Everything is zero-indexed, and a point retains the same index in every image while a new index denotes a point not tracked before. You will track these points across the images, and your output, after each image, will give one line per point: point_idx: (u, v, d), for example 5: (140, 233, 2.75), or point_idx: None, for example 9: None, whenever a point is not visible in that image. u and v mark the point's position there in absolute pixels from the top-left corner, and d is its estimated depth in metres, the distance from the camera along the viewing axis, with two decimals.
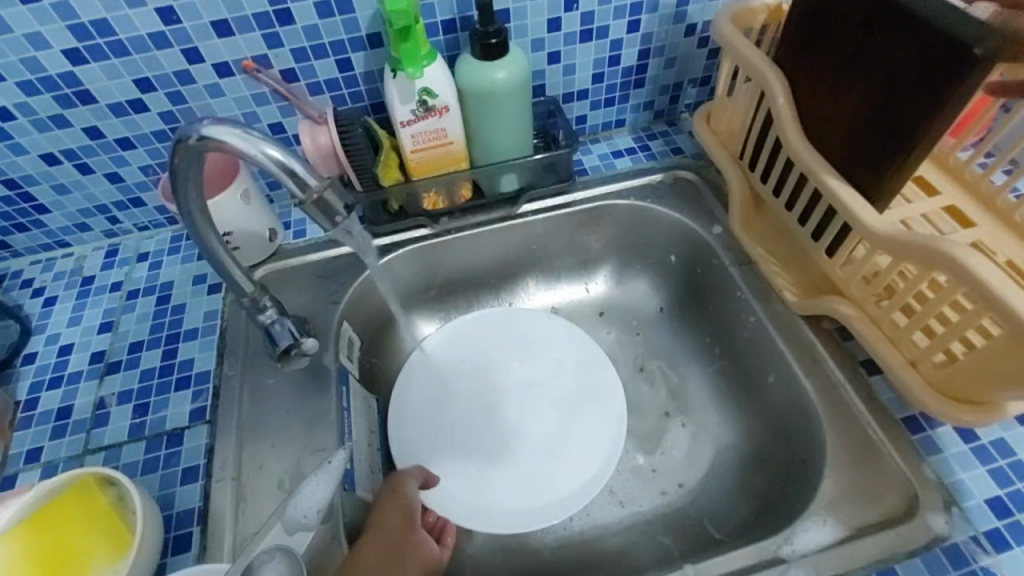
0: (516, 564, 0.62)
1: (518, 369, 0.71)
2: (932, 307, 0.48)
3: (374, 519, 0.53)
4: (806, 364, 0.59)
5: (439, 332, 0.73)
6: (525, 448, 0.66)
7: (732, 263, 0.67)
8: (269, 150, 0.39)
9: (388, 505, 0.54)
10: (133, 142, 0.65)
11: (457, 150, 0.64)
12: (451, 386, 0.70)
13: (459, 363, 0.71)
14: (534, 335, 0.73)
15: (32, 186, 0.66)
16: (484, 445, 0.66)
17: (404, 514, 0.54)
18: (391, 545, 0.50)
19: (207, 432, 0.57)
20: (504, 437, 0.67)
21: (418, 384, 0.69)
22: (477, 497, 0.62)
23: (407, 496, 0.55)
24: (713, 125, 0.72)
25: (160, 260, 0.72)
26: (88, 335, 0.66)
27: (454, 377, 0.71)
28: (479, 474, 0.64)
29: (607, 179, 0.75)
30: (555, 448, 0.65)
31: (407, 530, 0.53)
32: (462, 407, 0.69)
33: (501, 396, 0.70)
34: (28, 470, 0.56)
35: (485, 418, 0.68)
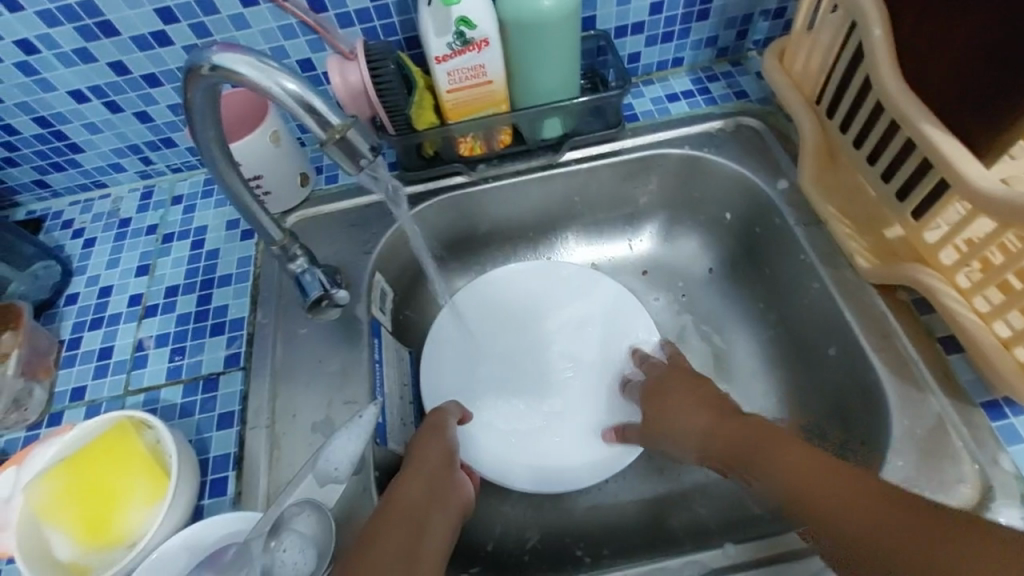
0: (548, 525, 0.60)
1: (555, 328, 0.68)
2: None
3: (412, 456, 0.52)
4: (875, 338, 0.53)
5: (473, 285, 0.69)
6: (562, 410, 0.64)
7: (798, 222, 0.61)
8: (285, 82, 0.35)
9: (424, 444, 0.53)
10: (159, 79, 0.62)
11: (496, 91, 0.59)
12: (486, 340, 0.67)
13: (497, 316, 0.69)
14: (574, 293, 0.69)
15: (64, 124, 0.65)
16: (518, 403, 0.64)
17: (445, 453, 0.53)
18: (433, 479, 0.50)
19: (242, 379, 0.57)
20: (539, 397, 0.64)
21: (450, 336, 0.67)
22: (511, 455, 0.61)
23: (446, 435, 0.55)
24: (785, 64, 0.63)
25: (194, 204, 0.70)
26: (126, 277, 0.66)
27: (489, 332, 0.68)
28: (513, 434, 0.62)
29: (660, 126, 0.68)
30: (592, 411, 0.63)
31: (445, 466, 0.52)
32: (496, 363, 0.66)
33: (538, 354, 0.67)
34: (73, 408, 0.58)
35: (518, 377, 0.66)
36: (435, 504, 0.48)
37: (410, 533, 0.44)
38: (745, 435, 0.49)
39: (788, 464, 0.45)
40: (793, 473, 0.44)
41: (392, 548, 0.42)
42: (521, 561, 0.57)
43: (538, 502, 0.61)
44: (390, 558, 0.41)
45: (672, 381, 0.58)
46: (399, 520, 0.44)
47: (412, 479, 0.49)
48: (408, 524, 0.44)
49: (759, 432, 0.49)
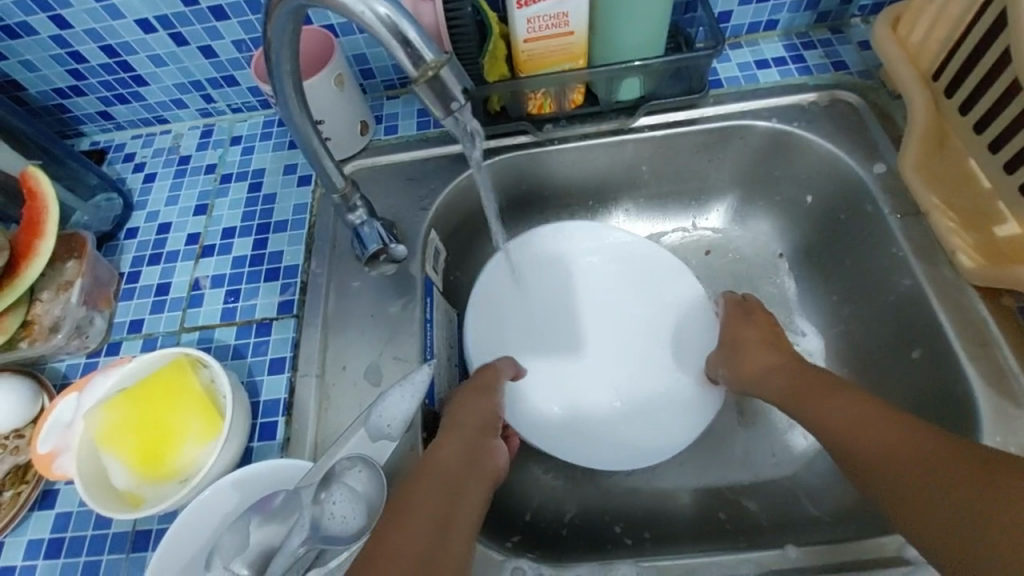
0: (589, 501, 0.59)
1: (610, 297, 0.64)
2: None
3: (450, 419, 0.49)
4: (971, 344, 0.49)
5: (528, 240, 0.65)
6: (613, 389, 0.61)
7: (892, 211, 0.56)
8: (377, 5, 0.31)
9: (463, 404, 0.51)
10: (226, 12, 0.60)
11: (575, 44, 0.55)
12: (536, 303, 0.64)
13: (545, 279, 0.65)
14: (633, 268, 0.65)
15: (131, 55, 0.64)
16: (567, 374, 0.61)
17: (484, 409, 0.50)
18: (471, 442, 0.47)
19: (295, 326, 0.57)
20: (588, 372, 0.61)
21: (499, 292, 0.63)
22: (557, 428, 0.58)
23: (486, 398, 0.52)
24: (900, 33, 0.56)
25: (253, 145, 0.69)
26: (184, 216, 0.66)
27: (538, 295, 0.64)
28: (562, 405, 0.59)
29: (746, 95, 0.62)
30: (644, 387, 0.61)
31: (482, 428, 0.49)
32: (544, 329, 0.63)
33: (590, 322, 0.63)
34: (131, 340, 0.59)
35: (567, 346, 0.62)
36: (474, 468, 0.44)
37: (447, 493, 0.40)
38: (807, 385, 0.50)
39: (843, 413, 0.45)
40: (843, 425, 0.44)
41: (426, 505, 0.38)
42: (559, 534, 0.55)
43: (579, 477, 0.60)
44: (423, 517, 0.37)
45: (745, 330, 0.58)
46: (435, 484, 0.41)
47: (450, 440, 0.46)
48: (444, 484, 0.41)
49: (827, 384, 0.49)
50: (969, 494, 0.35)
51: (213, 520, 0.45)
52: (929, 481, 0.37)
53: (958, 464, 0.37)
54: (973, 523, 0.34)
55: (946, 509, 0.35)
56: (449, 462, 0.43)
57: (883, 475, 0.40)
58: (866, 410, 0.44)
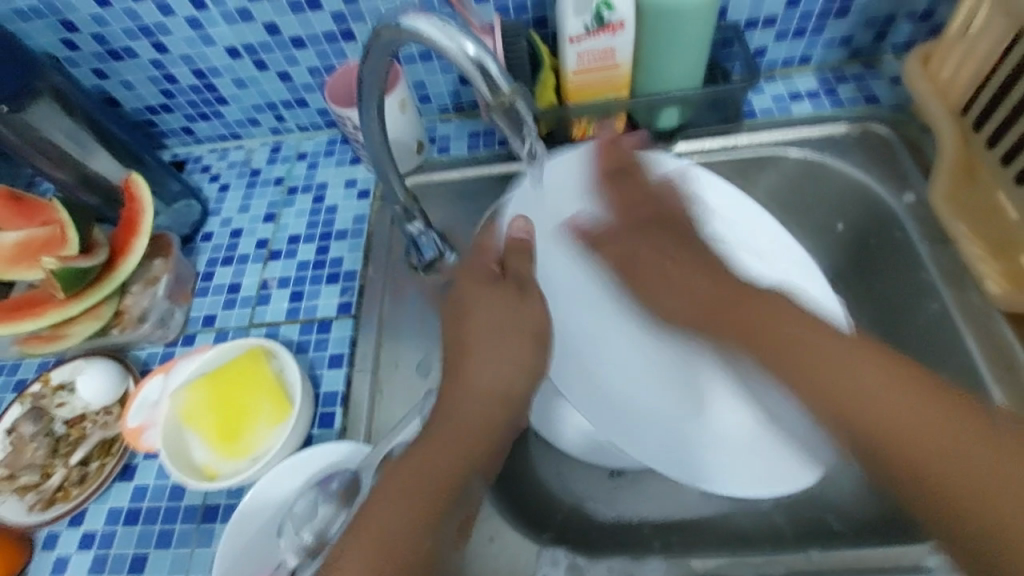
0: (625, 504, 0.59)
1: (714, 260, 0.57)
2: None
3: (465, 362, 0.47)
4: (998, 367, 0.51)
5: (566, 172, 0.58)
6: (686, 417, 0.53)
7: (921, 238, 0.58)
8: (465, 46, 0.37)
9: (480, 330, 0.47)
10: (305, 42, 0.67)
11: (620, 76, 0.60)
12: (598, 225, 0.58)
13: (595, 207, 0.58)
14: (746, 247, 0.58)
15: (216, 78, 0.71)
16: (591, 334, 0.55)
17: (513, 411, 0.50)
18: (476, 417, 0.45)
19: (352, 326, 0.61)
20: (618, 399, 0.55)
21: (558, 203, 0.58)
22: (608, 418, 0.53)
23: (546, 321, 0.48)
24: (931, 70, 0.60)
25: (317, 161, 0.76)
26: (255, 222, 0.72)
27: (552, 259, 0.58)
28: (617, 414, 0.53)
29: (780, 125, 0.66)
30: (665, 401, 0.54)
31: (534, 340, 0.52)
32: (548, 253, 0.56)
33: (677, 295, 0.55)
34: (205, 332, 0.64)
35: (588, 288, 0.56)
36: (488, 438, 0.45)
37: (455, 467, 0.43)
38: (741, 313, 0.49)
39: (812, 346, 0.44)
40: (804, 350, 0.45)
41: (441, 460, 0.43)
42: (592, 529, 0.58)
43: (616, 483, 0.60)
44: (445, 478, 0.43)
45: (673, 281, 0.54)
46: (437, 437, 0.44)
47: (460, 376, 0.47)
48: (475, 422, 0.45)
49: (759, 309, 0.48)
50: (950, 444, 0.39)
51: (280, 489, 0.50)
52: (918, 427, 0.40)
53: (954, 422, 0.40)
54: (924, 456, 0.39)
55: (924, 443, 0.40)
56: (470, 421, 0.45)
57: (866, 413, 0.41)
58: (818, 335, 0.45)
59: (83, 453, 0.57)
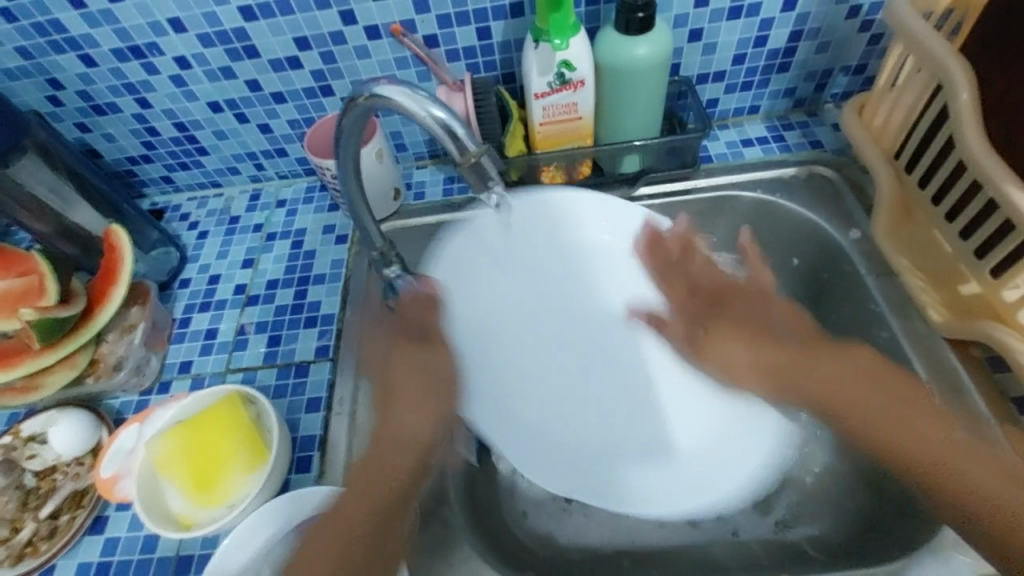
0: (581, 525, 0.62)
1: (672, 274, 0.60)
2: None
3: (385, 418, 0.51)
4: (944, 391, 0.54)
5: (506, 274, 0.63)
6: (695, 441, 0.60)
7: (868, 272, 0.62)
8: (434, 112, 0.40)
9: (409, 391, 0.51)
10: (285, 97, 0.70)
11: (583, 126, 0.64)
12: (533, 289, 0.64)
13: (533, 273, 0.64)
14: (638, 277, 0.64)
15: (198, 130, 0.74)
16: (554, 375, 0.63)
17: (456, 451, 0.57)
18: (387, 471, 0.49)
19: (330, 369, 0.62)
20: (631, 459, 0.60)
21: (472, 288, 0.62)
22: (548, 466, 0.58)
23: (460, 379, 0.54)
24: (865, 119, 0.66)
25: (296, 208, 0.78)
26: (233, 268, 0.73)
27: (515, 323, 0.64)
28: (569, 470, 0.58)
29: (733, 169, 0.71)
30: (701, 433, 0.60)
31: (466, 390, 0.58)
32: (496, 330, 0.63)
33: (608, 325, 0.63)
34: (180, 379, 0.65)
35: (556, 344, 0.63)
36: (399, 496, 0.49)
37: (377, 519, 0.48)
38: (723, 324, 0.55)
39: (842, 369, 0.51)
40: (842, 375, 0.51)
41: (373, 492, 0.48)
42: (566, 557, 0.59)
43: (567, 507, 0.63)
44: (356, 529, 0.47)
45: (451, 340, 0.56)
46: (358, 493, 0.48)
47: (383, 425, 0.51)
48: (392, 468, 0.49)
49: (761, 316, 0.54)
50: (952, 452, 0.47)
51: (245, 555, 0.49)
52: (921, 434, 0.48)
53: (957, 433, 0.48)
54: (943, 465, 0.47)
55: (931, 451, 0.47)
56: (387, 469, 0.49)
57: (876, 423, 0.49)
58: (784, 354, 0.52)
59: (53, 506, 0.56)
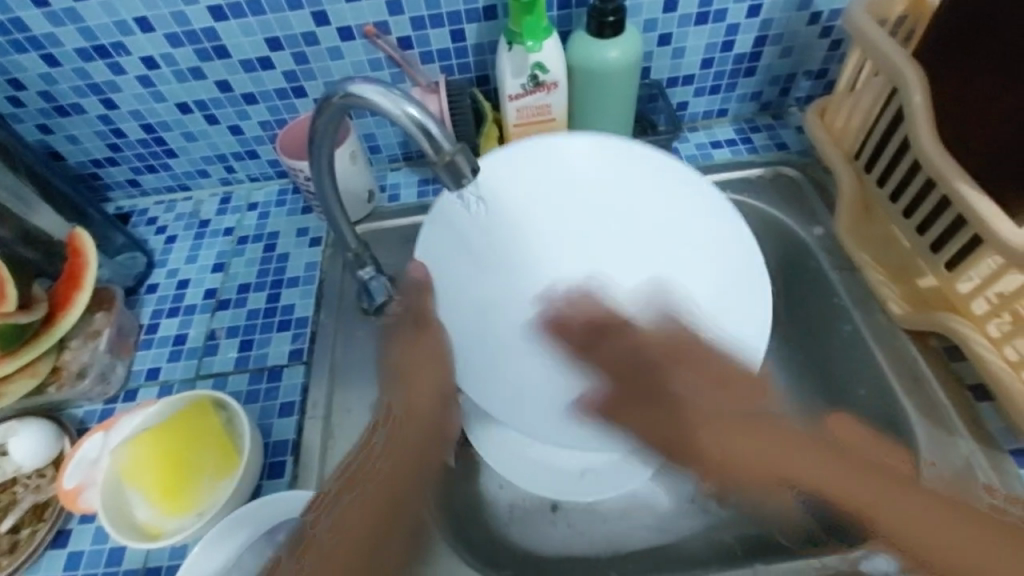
0: (564, 534, 0.61)
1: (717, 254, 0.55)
2: None
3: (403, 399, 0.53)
4: (905, 381, 0.56)
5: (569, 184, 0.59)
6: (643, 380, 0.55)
7: (833, 268, 0.65)
8: (409, 111, 0.40)
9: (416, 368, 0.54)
10: (256, 98, 0.69)
11: (557, 128, 0.65)
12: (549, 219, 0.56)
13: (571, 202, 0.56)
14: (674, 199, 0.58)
15: (166, 132, 0.72)
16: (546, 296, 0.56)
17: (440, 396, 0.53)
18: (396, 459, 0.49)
19: (303, 373, 0.61)
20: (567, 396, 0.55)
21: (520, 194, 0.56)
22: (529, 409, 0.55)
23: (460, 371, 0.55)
24: (826, 121, 0.68)
25: (268, 211, 0.77)
26: (203, 273, 0.72)
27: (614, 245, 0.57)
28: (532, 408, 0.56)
29: (703, 170, 0.73)
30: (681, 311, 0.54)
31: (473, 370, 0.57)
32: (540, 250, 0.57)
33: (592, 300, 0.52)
34: (148, 386, 0.63)
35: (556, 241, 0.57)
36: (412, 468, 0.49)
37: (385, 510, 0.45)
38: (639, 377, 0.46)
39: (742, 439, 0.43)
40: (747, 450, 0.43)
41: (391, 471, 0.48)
42: (540, 558, 0.60)
43: (554, 516, 0.62)
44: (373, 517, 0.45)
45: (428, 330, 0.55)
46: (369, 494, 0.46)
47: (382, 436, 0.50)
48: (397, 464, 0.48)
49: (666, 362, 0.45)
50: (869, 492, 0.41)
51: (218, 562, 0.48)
52: (852, 484, 0.41)
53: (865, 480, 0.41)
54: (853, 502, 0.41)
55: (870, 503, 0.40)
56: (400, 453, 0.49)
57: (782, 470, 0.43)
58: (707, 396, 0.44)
59: (13, 520, 0.54)
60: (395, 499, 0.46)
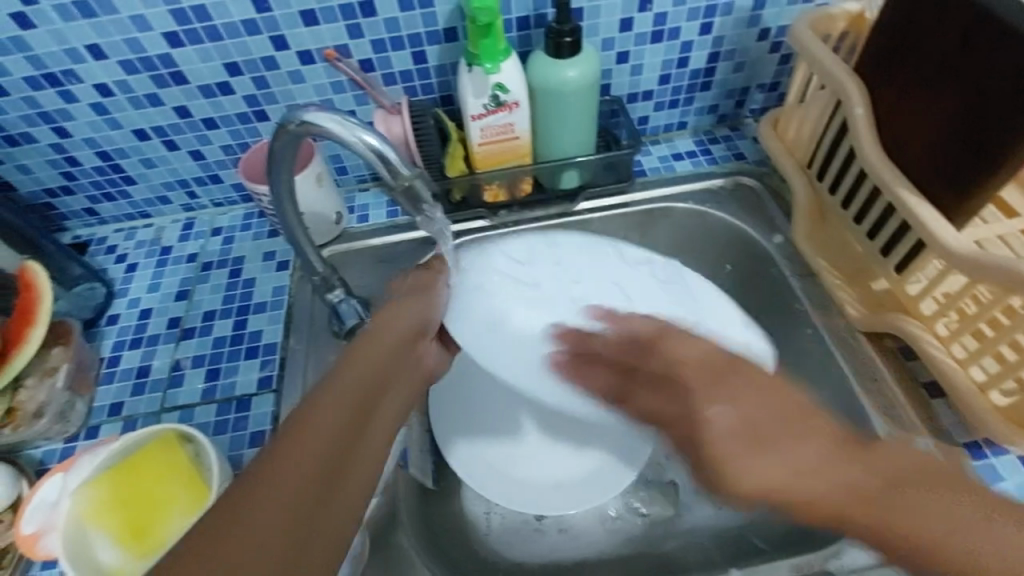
0: (558, 541, 0.62)
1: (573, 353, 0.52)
2: (979, 317, 0.49)
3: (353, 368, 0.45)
4: (864, 381, 0.59)
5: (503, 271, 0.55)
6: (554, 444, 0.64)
7: (793, 274, 0.67)
8: (366, 138, 0.40)
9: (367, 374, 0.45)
10: (217, 123, 0.68)
11: (523, 146, 0.66)
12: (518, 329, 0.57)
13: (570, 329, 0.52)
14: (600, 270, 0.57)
15: (123, 159, 0.71)
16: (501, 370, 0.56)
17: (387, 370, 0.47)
18: (325, 445, 0.39)
19: (273, 401, 0.60)
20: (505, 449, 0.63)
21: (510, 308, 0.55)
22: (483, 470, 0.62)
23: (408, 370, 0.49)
24: (780, 132, 0.71)
25: (233, 236, 0.75)
26: (166, 301, 0.70)
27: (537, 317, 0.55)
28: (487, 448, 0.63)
29: (666, 182, 0.75)
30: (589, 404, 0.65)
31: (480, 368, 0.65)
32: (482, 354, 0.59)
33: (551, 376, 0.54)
34: (111, 422, 0.61)
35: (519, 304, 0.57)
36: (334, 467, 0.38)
37: (341, 415, 0.41)
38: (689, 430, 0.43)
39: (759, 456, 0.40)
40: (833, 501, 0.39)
41: (355, 385, 0.43)
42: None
43: (540, 526, 0.63)
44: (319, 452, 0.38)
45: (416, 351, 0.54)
46: (376, 414, 0.44)
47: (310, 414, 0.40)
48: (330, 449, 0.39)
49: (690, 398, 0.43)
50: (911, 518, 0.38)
51: None
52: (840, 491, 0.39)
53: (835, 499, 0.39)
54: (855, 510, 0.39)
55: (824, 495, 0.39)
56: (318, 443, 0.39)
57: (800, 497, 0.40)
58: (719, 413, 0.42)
59: None
60: (342, 464, 0.39)
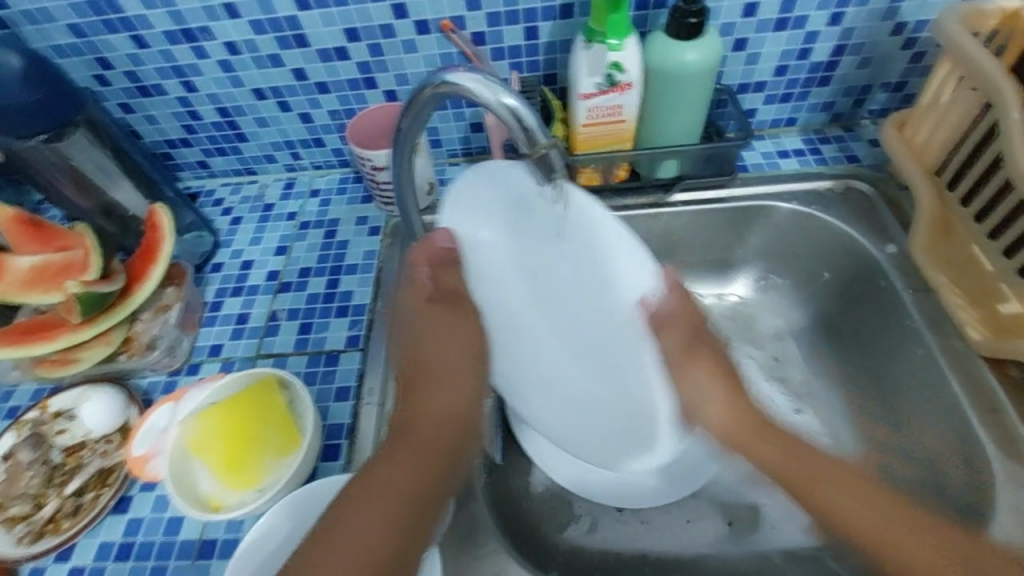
0: (637, 532, 0.61)
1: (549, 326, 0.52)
2: None
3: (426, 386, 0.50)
4: (983, 412, 0.54)
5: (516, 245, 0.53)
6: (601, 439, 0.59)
7: (904, 288, 0.63)
8: (507, 100, 0.40)
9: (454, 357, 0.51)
10: (328, 87, 0.71)
11: (626, 130, 0.64)
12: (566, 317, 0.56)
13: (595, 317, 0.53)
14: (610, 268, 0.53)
15: (240, 116, 0.75)
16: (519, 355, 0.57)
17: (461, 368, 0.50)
18: (414, 469, 0.45)
19: (360, 359, 0.62)
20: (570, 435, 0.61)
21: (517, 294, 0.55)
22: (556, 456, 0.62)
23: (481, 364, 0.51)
24: (906, 134, 0.66)
25: (330, 199, 0.78)
26: (266, 255, 0.73)
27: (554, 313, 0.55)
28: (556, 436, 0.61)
29: (770, 179, 0.71)
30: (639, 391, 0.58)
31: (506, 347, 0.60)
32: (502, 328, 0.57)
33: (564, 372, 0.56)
34: (210, 362, 0.64)
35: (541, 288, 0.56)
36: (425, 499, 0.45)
37: (427, 454, 0.46)
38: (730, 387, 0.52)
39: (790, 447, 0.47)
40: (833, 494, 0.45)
41: (445, 411, 0.49)
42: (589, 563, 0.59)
43: (623, 516, 0.62)
44: (383, 536, 0.41)
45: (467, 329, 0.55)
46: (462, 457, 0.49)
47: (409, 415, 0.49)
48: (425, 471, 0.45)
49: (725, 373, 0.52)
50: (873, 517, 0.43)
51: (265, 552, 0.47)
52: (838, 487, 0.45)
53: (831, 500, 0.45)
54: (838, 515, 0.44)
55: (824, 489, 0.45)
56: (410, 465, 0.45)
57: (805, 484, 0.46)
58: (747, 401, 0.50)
59: (79, 482, 0.56)
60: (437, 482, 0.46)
